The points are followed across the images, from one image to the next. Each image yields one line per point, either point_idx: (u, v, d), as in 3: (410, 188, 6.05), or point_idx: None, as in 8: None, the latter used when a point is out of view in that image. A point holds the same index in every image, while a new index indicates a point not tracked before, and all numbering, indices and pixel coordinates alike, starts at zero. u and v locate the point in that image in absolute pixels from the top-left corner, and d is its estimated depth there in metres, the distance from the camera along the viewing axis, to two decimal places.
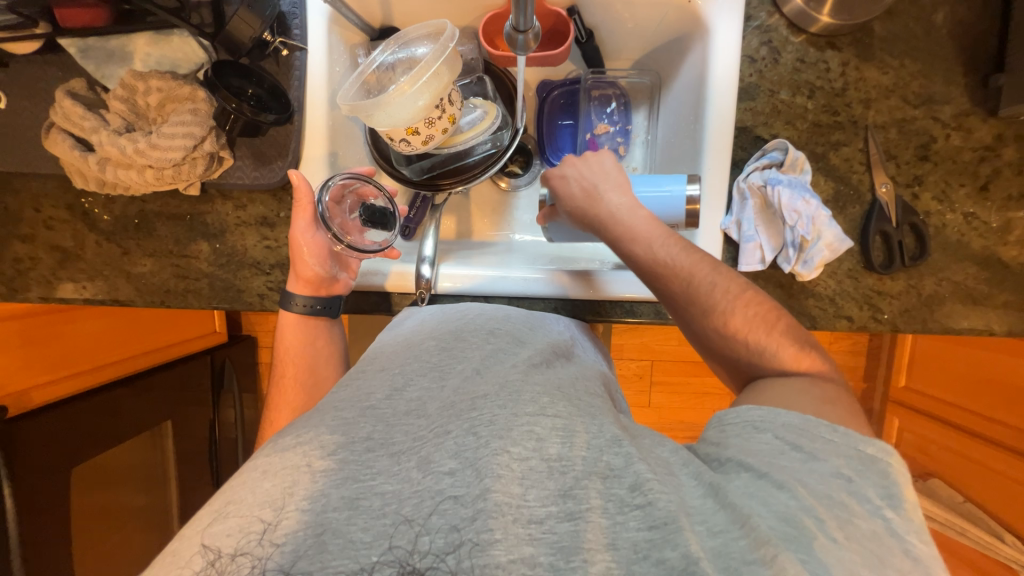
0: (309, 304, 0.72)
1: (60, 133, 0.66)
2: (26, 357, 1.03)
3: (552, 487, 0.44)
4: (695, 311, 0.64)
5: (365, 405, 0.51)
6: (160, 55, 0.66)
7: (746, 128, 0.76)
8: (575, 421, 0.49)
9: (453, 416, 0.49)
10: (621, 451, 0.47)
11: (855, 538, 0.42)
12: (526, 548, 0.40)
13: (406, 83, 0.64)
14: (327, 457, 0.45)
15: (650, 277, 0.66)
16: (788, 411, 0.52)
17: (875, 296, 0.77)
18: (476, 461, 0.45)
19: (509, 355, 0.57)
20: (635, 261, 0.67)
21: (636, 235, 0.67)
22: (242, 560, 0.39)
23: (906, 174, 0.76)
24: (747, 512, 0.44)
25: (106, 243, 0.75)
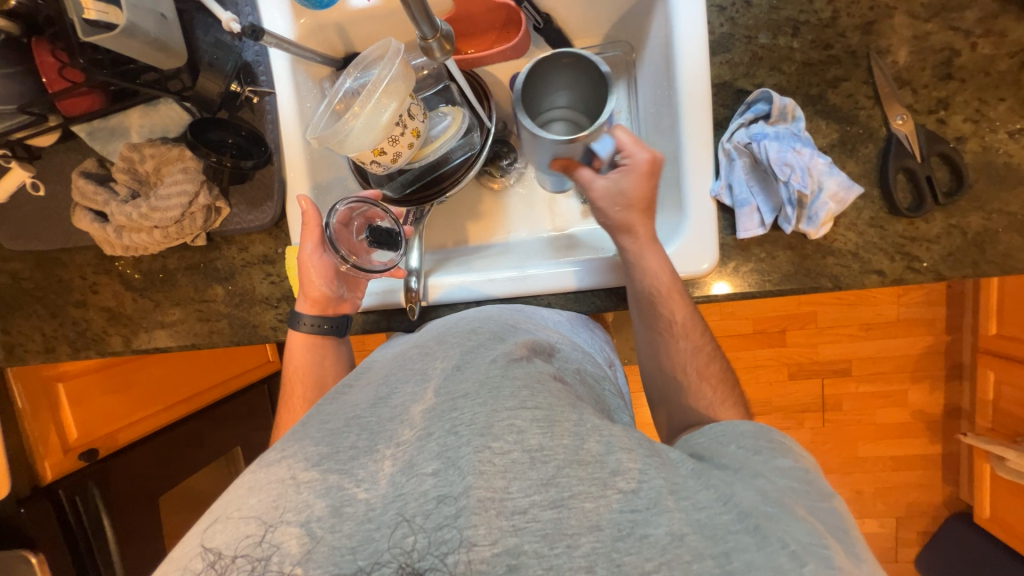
0: (316, 323, 0.75)
1: (83, 211, 0.74)
2: (113, 402, 1.19)
3: (534, 477, 0.42)
4: (679, 341, 0.65)
5: (350, 415, 0.50)
6: (151, 124, 0.73)
7: (725, 83, 0.70)
8: (556, 411, 0.46)
9: (433, 418, 0.47)
10: (604, 437, 0.44)
11: (820, 517, 0.42)
12: (510, 539, 0.39)
13: (364, 103, 0.66)
14: (310, 469, 0.45)
15: (649, 305, 0.65)
16: (742, 420, 0.52)
17: (907, 244, 0.68)
18: (457, 460, 0.43)
19: (487, 351, 0.53)
20: (648, 279, 0.65)
21: (657, 266, 0.64)
22: (241, 561, 0.41)
23: (926, 100, 0.67)
24: (733, 492, 0.42)
25: (140, 298, 0.84)
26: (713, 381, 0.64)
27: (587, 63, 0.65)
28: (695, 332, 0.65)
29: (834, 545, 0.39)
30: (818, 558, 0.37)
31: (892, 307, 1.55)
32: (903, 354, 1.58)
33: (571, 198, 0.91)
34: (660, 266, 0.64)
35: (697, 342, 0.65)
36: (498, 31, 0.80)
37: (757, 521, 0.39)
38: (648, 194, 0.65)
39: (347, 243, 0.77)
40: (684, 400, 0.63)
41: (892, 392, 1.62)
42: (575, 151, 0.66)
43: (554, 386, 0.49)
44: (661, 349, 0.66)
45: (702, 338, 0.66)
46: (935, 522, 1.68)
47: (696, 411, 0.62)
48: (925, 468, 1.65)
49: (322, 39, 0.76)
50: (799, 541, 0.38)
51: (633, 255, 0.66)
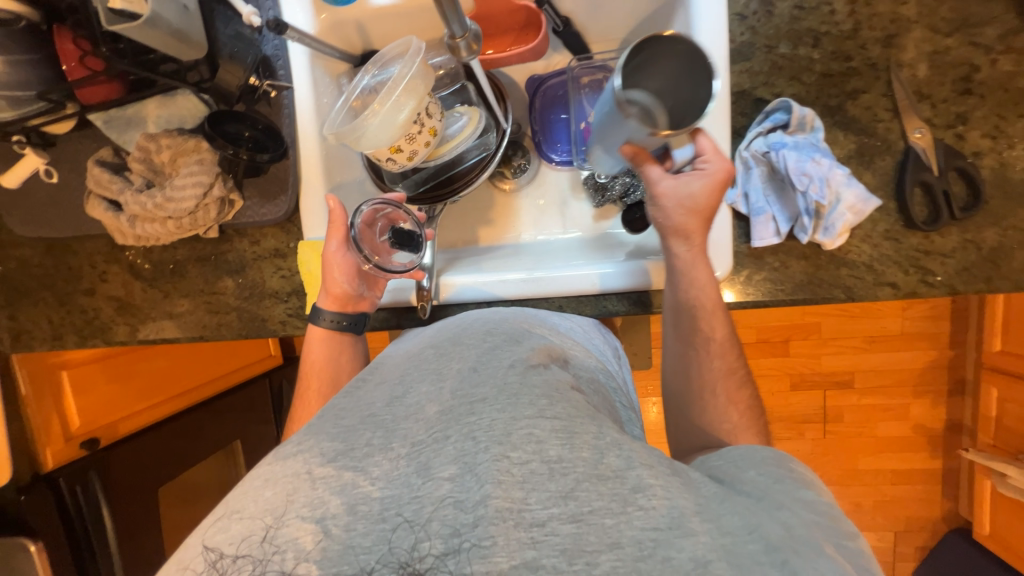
0: (336, 319, 0.75)
1: (97, 199, 0.74)
2: (113, 392, 1.19)
3: (553, 488, 0.41)
4: (713, 359, 0.65)
5: (366, 414, 0.49)
6: (167, 114, 0.73)
7: (744, 91, 0.70)
8: (576, 422, 0.44)
9: (448, 420, 0.46)
10: (624, 451, 0.43)
11: (845, 554, 0.41)
12: (528, 552, 0.39)
13: (383, 101, 0.66)
14: (326, 464, 0.45)
15: (690, 317, 0.64)
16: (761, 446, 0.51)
17: (922, 258, 0.68)
18: (475, 466, 0.42)
19: (503, 354, 0.52)
20: (694, 290, 0.64)
21: (703, 279, 0.64)
22: (243, 562, 0.41)
23: (945, 115, 0.67)
24: (759, 522, 0.41)
25: (150, 289, 0.84)
26: (743, 407, 0.63)
27: (699, 61, 0.52)
28: (728, 352, 0.65)
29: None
30: None
31: (896, 320, 1.55)
32: (906, 368, 1.58)
33: (582, 201, 0.91)
34: (709, 280, 0.64)
35: (731, 364, 0.65)
36: (517, 31, 0.80)
37: (784, 554, 0.39)
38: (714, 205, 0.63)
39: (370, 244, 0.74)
40: (703, 421, 0.63)
41: (895, 405, 1.61)
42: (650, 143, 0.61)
43: (574, 396, 0.48)
44: (691, 367, 0.65)
45: (736, 360, 0.65)
46: (933, 537, 1.67)
47: (717, 432, 0.62)
48: (925, 483, 1.65)
49: (342, 36, 0.77)
50: None
51: (683, 264, 0.64)
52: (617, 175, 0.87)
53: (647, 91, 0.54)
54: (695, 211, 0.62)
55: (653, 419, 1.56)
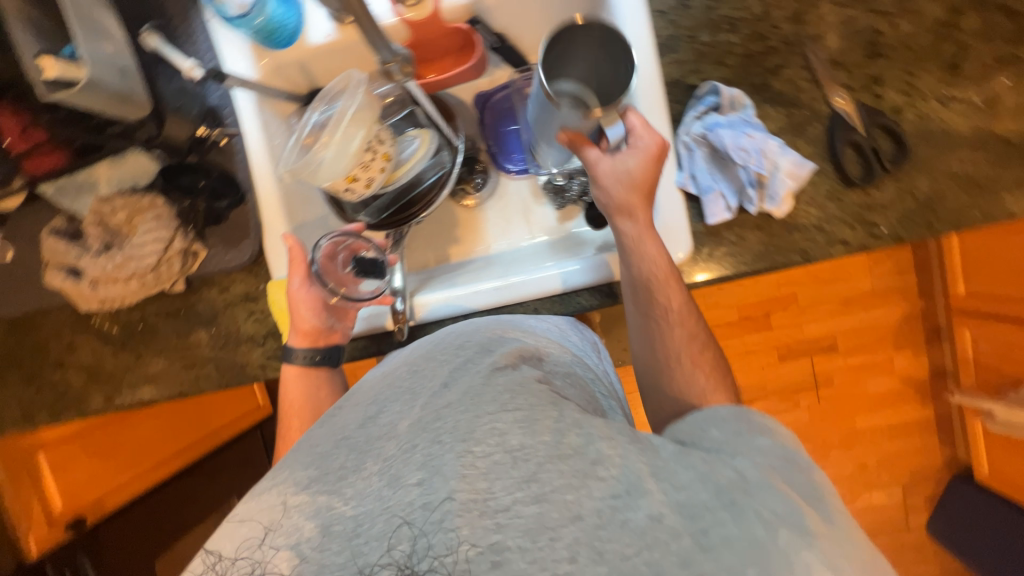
0: (309, 354, 0.75)
1: (55, 269, 0.73)
2: (97, 467, 1.14)
3: (516, 475, 0.42)
4: (675, 328, 0.66)
5: (339, 437, 0.50)
6: (120, 175, 0.73)
7: (675, 81, 0.74)
8: (538, 410, 0.46)
9: (418, 431, 0.47)
10: (584, 430, 0.44)
11: (798, 487, 0.43)
12: (493, 536, 0.40)
13: (333, 133, 0.68)
14: (301, 492, 0.46)
15: (647, 289, 0.66)
16: (720, 406, 0.52)
17: (866, 212, 0.71)
18: (440, 466, 0.43)
19: (473, 364, 0.53)
20: (646, 264, 0.65)
21: (655, 252, 0.65)
22: (242, 562, 0.44)
23: (861, 78, 0.71)
24: (712, 471, 0.43)
25: (121, 353, 0.82)
26: (707, 368, 0.64)
27: (615, 43, 0.58)
28: (689, 319, 0.66)
29: (809, 513, 0.41)
30: (792, 527, 0.39)
31: (865, 279, 1.61)
32: (883, 323, 1.64)
33: (543, 205, 0.93)
34: (659, 253, 0.65)
35: (691, 329, 0.66)
36: (456, 53, 0.83)
37: (732, 494, 0.41)
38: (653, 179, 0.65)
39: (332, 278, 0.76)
40: (673, 389, 0.64)
41: (879, 361, 1.66)
42: (584, 127, 0.64)
43: (540, 387, 0.49)
44: (655, 338, 0.66)
45: (696, 326, 0.67)
46: (939, 485, 1.70)
47: (688, 397, 0.62)
48: (921, 432, 1.69)
49: (285, 77, 0.78)
50: (777, 513, 0.40)
51: (632, 241, 0.66)
52: (573, 175, 0.89)
53: (573, 80, 0.62)
54: (636, 186, 0.64)
55: None
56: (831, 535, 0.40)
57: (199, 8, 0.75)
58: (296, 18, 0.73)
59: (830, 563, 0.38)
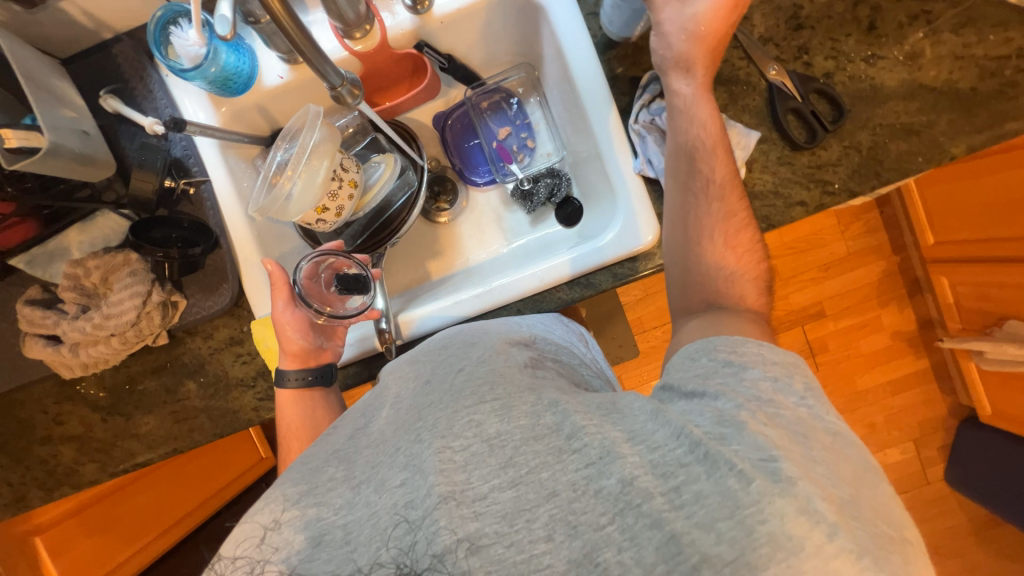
0: (300, 376, 0.73)
1: (33, 338, 0.73)
2: (97, 545, 1.09)
3: (493, 462, 0.43)
4: (713, 202, 0.64)
5: (329, 450, 0.51)
6: (91, 238, 0.74)
7: (617, 75, 0.78)
8: (514, 396, 0.48)
9: (402, 433, 0.48)
10: (559, 410, 0.46)
11: (783, 425, 0.44)
12: (471, 525, 0.40)
13: (296, 167, 0.70)
14: (290, 507, 0.46)
15: (688, 154, 0.65)
16: (718, 336, 0.54)
17: (817, 172, 0.75)
18: (420, 462, 0.44)
19: (459, 357, 0.55)
20: (693, 129, 0.65)
21: (701, 116, 0.66)
22: (240, 561, 0.43)
23: (789, 50, 0.76)
24: (681, 422, 0.45)
25: (110, 417, 0.81)
26: (741, 249, 0.63)
27: None
28: (731, 197, 0.64)
29: (790, 451, 0.42)
30: (766, 472, 0.40)
31: (839, 243, 1.66)
32: (864, 283, 1.68)
33: (514, 212, 0.96)
34: (709, 117, 0.65)
35: (731, 207, 0.64)
36: (409, 78, 0.88)
37: (705, 445, 0.42)
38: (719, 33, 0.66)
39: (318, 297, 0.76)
40: (701, 265, 0.64)
41: (868, 320, 1.69)
42: None
43: (517, 373, 0.51)
44: (690, 211, 0.65)
45: (736, 205, 0.64)
46: (949, 434, 1.71)
47: (716, 275, 0.63)
48: (921, 384, 1.71)
49: (244, 121, 0.81)
50: (750, 460, 0.41)
51: (685, 102, 0.67)
52: (539, 178, 0.93)
53: None
54: (699, 38, 0.65)
55: None
56: (803, 465, 0.41)
57: (152, 66, 0.77)
58: (249, 63, 0.75)
59: (808, 507, 0.38)
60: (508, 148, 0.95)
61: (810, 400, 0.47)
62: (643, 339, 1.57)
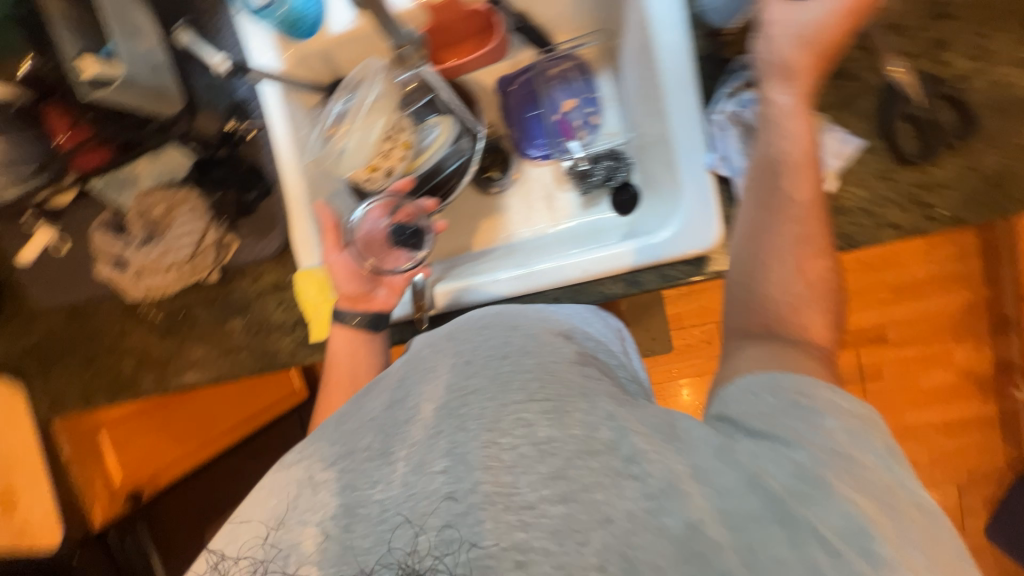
0: (362, 319, 0.73)
1: (104, 260, 0.78)
2: (151, 443, 1.20)
3: (543, 470, 0.42)
4: (791, 223, 0.55)
5: (367, 419, 0.51)
6: (158, 170, 0.77)
7: (708, 55, 0.70)
8: (567, 402, 0.46)
9: (444, 416, 0.47)
10: (616, 423, 0.44)
11: (869, 489, 0.39)
12: (518, 534, 0.39)
13: (353, 122, 0.72)
14: (326, 469, 0.47)
15: (770, 167, 0.56)
16: (783, 372, 0.47)
17: (921, 192, 0.65)
18: (465, 455, 0.43)
19: (495, 334, 0.56)
20: (780, 142, 0.56)
21: (795, 127, 0.56)
22: (243, 561, 0.45)
23: (922, 43, 0.65)
24: (755, 469, 0.41)
25: (166, 339, 0.87)
26: (816, 280, 0.54)
27: None
28: (814, 220, 0.55)
29: (880, 524, 0.38)
30: (853, 547, 0.36)
31: (919, 265, 1.49)
32: (940, 313, 1.51)
33: (567, 191, 0.91)
34: (803, 129, 0.55)
35: (812, 231, 0.54)
36: (478, 36, 0.83)
37: (782, 502, 0.39)
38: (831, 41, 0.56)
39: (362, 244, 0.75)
40: (763, 290, 0.55)
41: (933, 354, 1.53)
42: None
43: (568, 373, 0.50)
44: (762, 231, 0.56)
45: (819, 231, 0.55)
46: (1001, 489, 1.55)
47: (777, 301, 0.54)
48: (980, 430, 1.55)
49: (308, 68, 0.79)
50: (835, 528, 0.37)
51: (778, 113, 0.57)
52: (599, 159, 0.87)
53: None
54: (807, 41, 0.56)
55: (682, 403, 1.52)
56: (895, 540, 0.37)
57: (226, 2, 0.76)
58: (316, 8, 0.74)
59: None
60: (570, 123, 0.89)
61: (889, 459, 0.42)
62: (679, 335, 1.50)
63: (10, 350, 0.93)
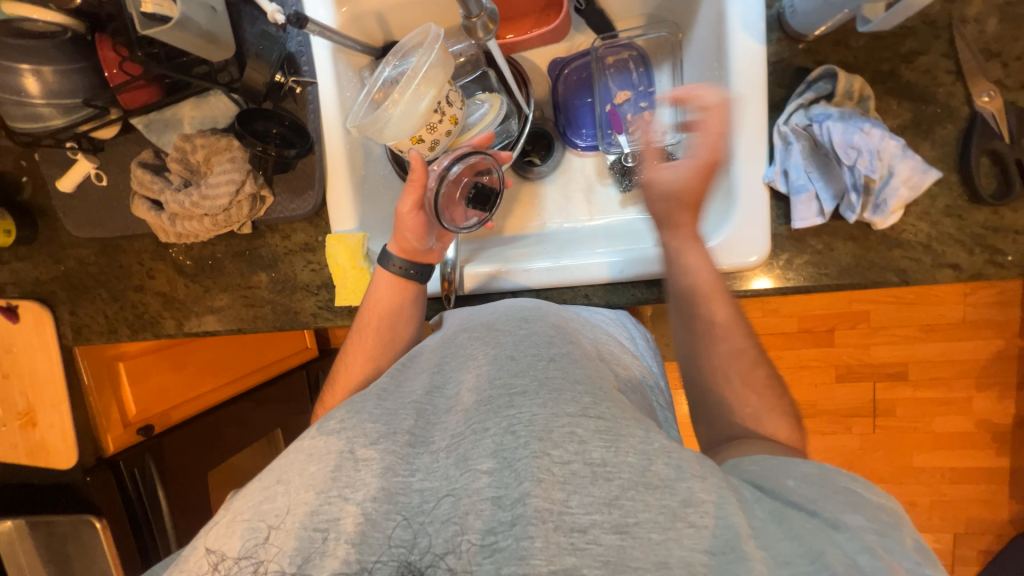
0: (404, 266, 0.72)
1: (141, 199, 0.78)
2: (166, 381, 1.23)
3: (597, 494, 0.44)
4: (720, 343, 0.61)
5: (407, 400, 0.57)
6: (202, 116, 0.77)
7: (783, 61, 0.67)
8: (621, 424, 0.48)
9: (481, 407, 0.52)
10: (673, 460, 0.45)
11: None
12: (568, 558, 0.42)
13: (403, 91, 0.66)
14: (370, 446, 0.51)
15: (687, 302, 0.62)
16: (803, 460, 0.50)
17: (990, 235, 0.61)
18: (514, 461, 0.47)
19: (541, 339, 0.58)
20: (685, 276, 0.62)
21: (698, 272, 0.62)
22: (246, 563, 0.46)
23: (1019, 74, 0.60)
24: (822, 549, 0.41)
25: (192, 284, 0.88)
26: (760, 388, 0.59)
27: None
28: (740, 337, 0.61)
29: None
30: None
31: (956, 306, 1.40)
32: (969, 358, 1.43)
33: (607, 186, 0.88)
34: (704, 268, 0.62)
35: (741, 346, 0.61)
36: (538, 14, 0.80)
37: None
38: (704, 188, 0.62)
39: (446, 198, 0.72)
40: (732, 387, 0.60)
41: (954, 399, 1.47)
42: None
43: (619, 398, 0.52)
44: (703, 353, 0.62)
45: (746, 341, 0.61)
46: (999, 541, 1.51)
47: (740, 414, 0.59)
48: (990, 482, 1.49)
49: (361, 28, 0.78)
50: None
51: (680, 253, 0.63)
52: None
53: None
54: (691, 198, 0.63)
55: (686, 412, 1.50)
56: None
57: None
58: None
59: None
60: (621, 116, 0.85)
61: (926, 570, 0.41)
62: None
63: (42, 274, 0.95)
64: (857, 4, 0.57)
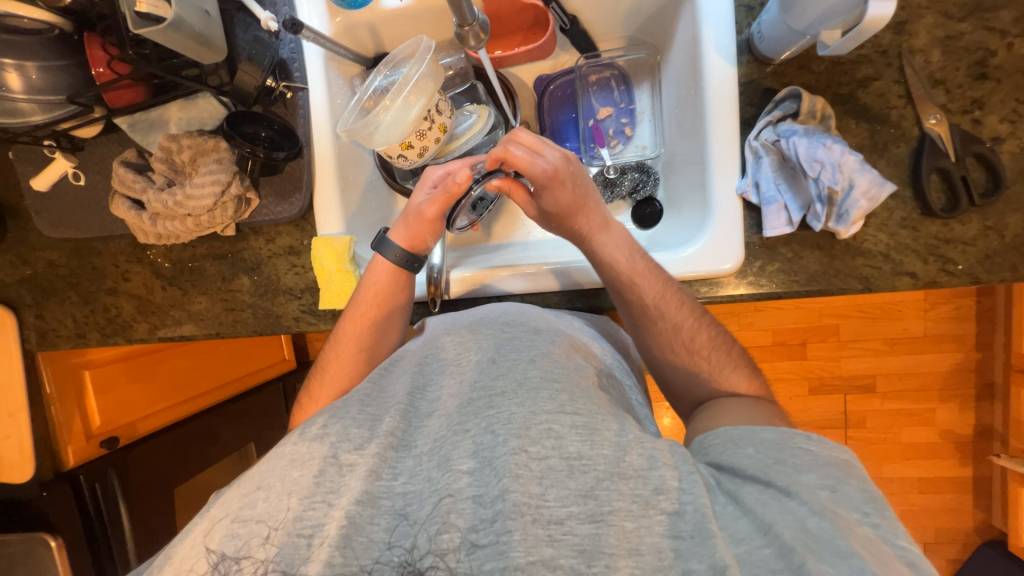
0: (404, 257, 0.72)
1: (121, 198, 0.77)
2: (138, 392, 1.17)
3: (573, 487, 0.46)
4: (657, 321, 0.66)
5: (390, 402, 0.57)
6: (189, 117, 0.77)
7: (752, 82, 0.72)
8: (598, 420, 0.49)
9: (466, 409, 0.52)
10: (646, 451, 0.47)
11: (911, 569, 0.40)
12: (546, 549, 0.43)
13: (394, 98, 0.67)
14: (353, 452, 0.51)
15: (614, 292, 0.68)
16: (763, 427, 0.53)
17: (941, 246, 0.66)
18: (493, 460, 0.47)
19: (524, 344, 0.59)
20: (610, 270, 0.67)
21: (609, 267, 0.67)
22: (249, 564, 0.45)
23: (960, 100, 0.66)
24: (772, 521, 0.43)
25: (169, 287, 0.86)
26: (706, 353, 0.65)
27: None
28: (676, 312, 0.65)
29: None
30: None
31: (917, 321, 1.48)
32: (930, 371, 1.50)
33: None
34: (615, 262, 0.66)
35: (682, 319, 0.65)
36: (526, 31, 0.85)
37: (799, 555, 0.39)
38: (574, 195, 0.66)
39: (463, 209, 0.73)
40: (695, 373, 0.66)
41: (919, 410, 1.53)
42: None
43: (594, 393, 0.53)
44: (647, 336, 0.68)
45: (682, 313, 0.65)
46: (966, 550, 1.56)
47: (701, 384, 0.65)
48: (954, 492, 1.55)
49: (354, 37, 0.80)
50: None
51: (592, 253, 0.68)
52: (625, 171, 0.87)
53: None
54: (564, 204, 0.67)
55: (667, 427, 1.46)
56: None
57: None
58: None
59: None
60: (603, 130, 0.89)
61: (905, 544, 0.42)
62: None
63: (8, 277, 0.91)
64: (817, 31, 0.62)
